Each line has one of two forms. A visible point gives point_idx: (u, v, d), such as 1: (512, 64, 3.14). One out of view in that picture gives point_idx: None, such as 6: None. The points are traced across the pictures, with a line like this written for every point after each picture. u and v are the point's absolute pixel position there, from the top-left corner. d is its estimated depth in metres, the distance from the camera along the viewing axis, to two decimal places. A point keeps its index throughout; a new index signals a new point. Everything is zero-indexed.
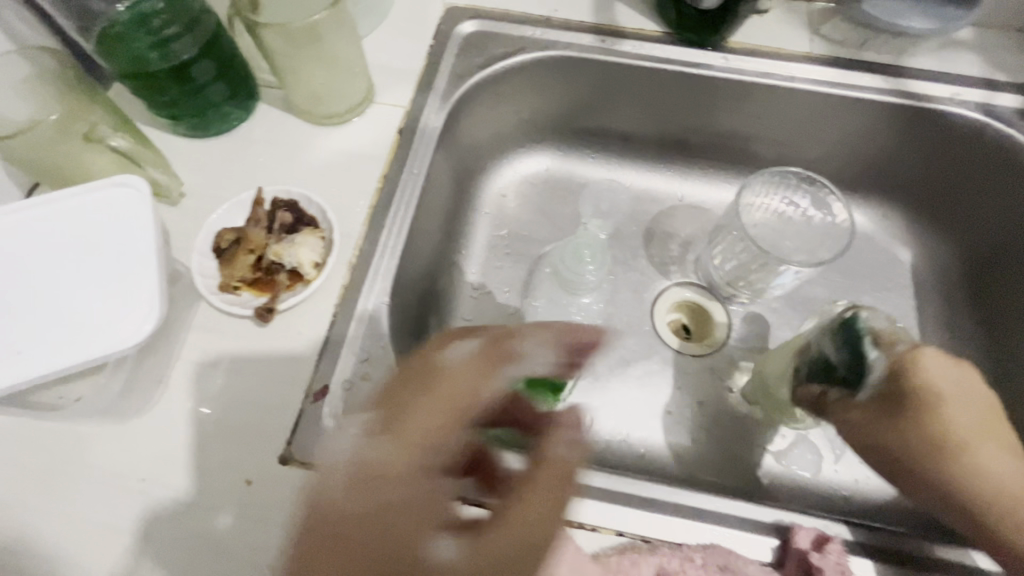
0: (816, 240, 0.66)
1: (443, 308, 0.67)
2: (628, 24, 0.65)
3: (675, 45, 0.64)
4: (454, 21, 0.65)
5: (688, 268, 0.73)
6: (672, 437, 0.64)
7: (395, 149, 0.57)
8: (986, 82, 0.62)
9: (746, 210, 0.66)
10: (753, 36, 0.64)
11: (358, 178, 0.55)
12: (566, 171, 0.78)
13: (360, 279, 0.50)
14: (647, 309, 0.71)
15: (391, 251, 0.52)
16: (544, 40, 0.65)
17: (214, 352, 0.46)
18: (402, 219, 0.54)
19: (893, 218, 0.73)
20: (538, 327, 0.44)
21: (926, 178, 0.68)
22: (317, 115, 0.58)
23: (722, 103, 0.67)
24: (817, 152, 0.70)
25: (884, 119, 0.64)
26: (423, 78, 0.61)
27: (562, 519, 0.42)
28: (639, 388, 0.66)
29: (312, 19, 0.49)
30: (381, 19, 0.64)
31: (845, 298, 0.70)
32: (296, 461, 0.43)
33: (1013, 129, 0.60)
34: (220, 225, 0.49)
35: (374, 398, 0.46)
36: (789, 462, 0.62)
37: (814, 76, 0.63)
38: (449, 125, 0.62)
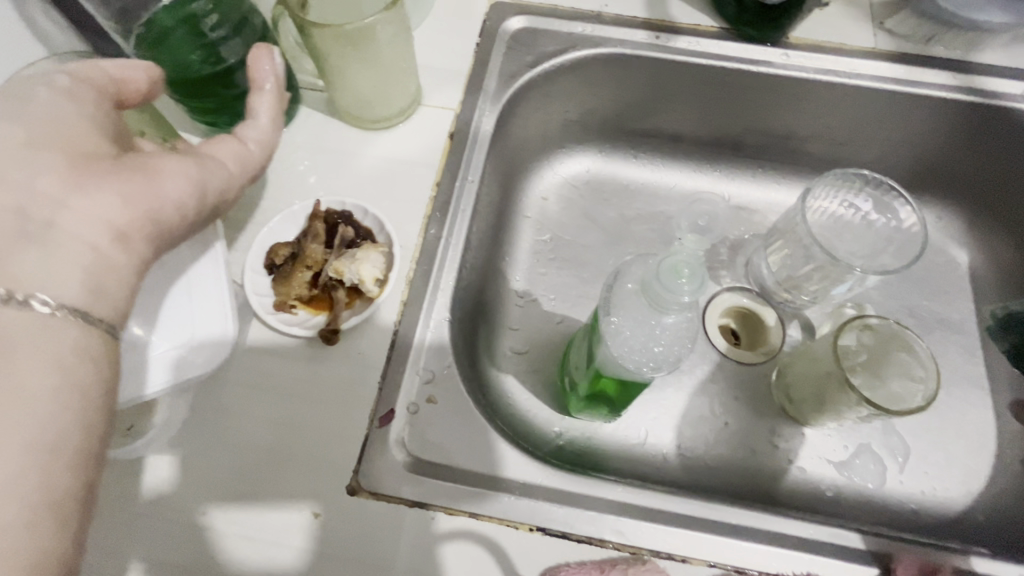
0: (881, 246, 0.64)
1: (490, 318, 0.64)
2: (682, 18, 0.62)
3: (731, 40, 0.61)
4: (501, 17, 0.62)
5: (739, 272, 0.71)
6: (730, 448, 0.62)
7: (448, 155, 0.54)
8: None
9: (810, 214, 0.63)
10: (815, 31, 0.61)
11: (411, 185, 0.52)
12: (609, 172, 0.75)
13: (421, 295, 0.47)
14: (698, 315, 0.69)
15: (450, 263, 0.49)
16: (596, 37, 0.62)
17: (272, 374, 0.44)
18: (459, 229, 0.51)
19: (949, 218, 0.71)
20: (625, 347, 0.41)
21: (989, 177, 0.66)
22: (364, 120, 0.55)
23: (779, 101, 0.64)
24: (873, 151, 0.68)
25: (950, 117, 0.61)
26: (472, 78, 0.58)
27: (652, 550, 0.40)
28: (694, 398, 0.64)
29: (366, 22, 0.46)
30: (426, 16, 0.61)
31: (905, 302, 0.68)
32: (366, 492, 0.40)
33: None
34: (272, 239, 0.46)
35: (441, 423, 0.44)
36: (852, 473, 0.60)
37: (879, 72, 0.60)
38: (499, 128, 0.59)
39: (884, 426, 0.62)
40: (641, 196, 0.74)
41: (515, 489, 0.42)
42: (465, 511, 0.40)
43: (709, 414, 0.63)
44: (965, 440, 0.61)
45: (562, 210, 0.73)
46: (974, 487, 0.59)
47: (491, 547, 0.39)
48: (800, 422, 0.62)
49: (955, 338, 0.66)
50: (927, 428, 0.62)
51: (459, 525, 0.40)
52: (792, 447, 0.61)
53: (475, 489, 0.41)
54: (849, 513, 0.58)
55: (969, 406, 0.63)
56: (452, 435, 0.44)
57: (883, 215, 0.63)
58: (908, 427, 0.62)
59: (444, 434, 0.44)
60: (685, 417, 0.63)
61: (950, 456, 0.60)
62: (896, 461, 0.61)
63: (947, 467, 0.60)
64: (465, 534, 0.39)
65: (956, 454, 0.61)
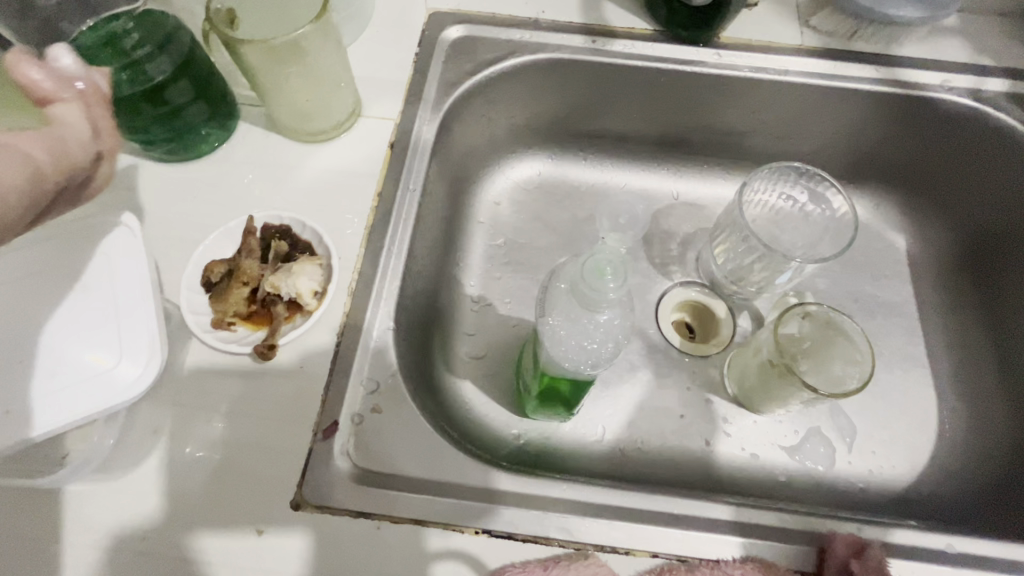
0: (818, 236, 0.66)
1: (444, 325, 0.64)
2: (618, 22, 0.63)
3: (665, 42, 0.63)
4: (440, 27, 0.62)
5: (689, 267, 0.72)
6: (685, 440, 0.63)
7: (389, 165, 0.54)
8: (974, 67, 0.62)
9: (746, 207, 0.65)
10: (745, 30, 0.63)
11: (351, 197, 0.53)
12: (560, 174, 0.76)
13: (363, 305, 0.47)
14: (651, 311, 0.70)
15: (392, 273, 0.50)
16: (533, 42, 0.63)
17: (212, 393, 0.43)
18: (401, 238, 0.51)
19: (886, 205, 0.73)
20: (562, 350, 0.42)
21: (919, 164, 0.68)
22: (303, 133, 0.55)
23: (715, 98, 0.66)
24: (810, 144, 0.70)
25: (876, 108, 0.64)
26: (412, 88, 0.59)
27: (596, 544, 0.40)
28: (650, 393, 0.65)
29: (297, 33, 0.47)
30: (364, 28, 0.62)
31: (848, 288, 0.70)
32: (311, 506, 0.41)
33: (1004, 113, 0.61)
34: (208, 257, 0.46)
35: (386, 433, 0.44)
36: (803, 457, 0.62)
37: (807, 68, 0.62)
38: (441, 136, 0.59)
39: (830, 409, 0.64)
40: (591, 197, 0.76)
41: (460, 494, 0.42)
42: (411, 518, 0.41)
43: (664, 408, 0.64)
44: (908, 418, 0.63)
45: (514, 215, 0.74)
46: (919, 464, 0.61)
47: (436, 552, 0.40)
48: (749, 410, 0.64)
49: (896, 320, 0.68)
50: (873, 409, 0.64)
51: (404, 532, 0.40)
52: (743, 435, 0.63)
53: (421, 496, 0.42)
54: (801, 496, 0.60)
55: (912, 386, 0.65)
56: (398, 444, 0.44)
57: (817, 205, 0.65)
58: (854, 409, 0.64)
59: (390, 443, 0.44)
60: (641, 412, 0.64)
61: (893, 435, 0.63)
62: (844, 443, 0.63)
63: (892, 446, 0.62)
64: (410, 541, 0.40)
65: (900, 432, 0.63)
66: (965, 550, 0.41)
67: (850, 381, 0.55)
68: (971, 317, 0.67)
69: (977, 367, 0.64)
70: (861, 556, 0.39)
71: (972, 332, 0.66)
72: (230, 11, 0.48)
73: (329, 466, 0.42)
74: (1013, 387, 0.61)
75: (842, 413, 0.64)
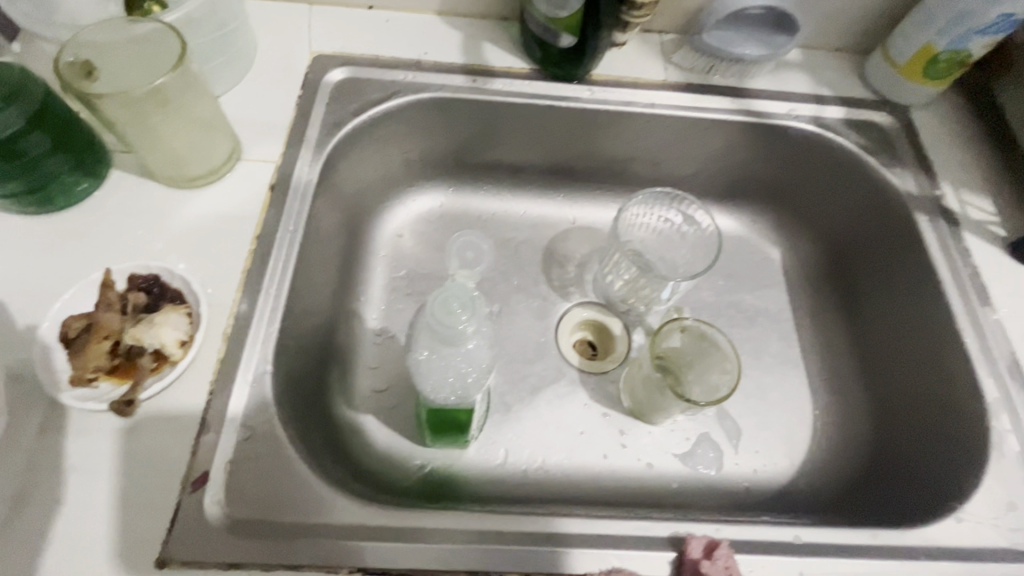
0: (694, 252, 0.71)
1: (343, 361, 0.65)
2: (496, 62, 0.67)
3: (542, 79, 0.67)
4: (323, 69, 0.64)
5: (586, 288, 0.76)
6: (585, 456, 0.65)
7: (268, 207, 0.55)
8: (815, 97, 0.69)
9: (626, 230, 0.71)
10: (614, 68, 0.69)
11: (228, 241, 0.52)
12: (460, 205, 0.78)
13: (238, 350, 0.47)
14: (551, 333, 0.73)
15: (270, 316, 0.50)
16: (416, 83, 0.65)
17: (68, 454, 0.42)
18: (280, 280, 0.52)
19: (761, 222, 0.79)
20: (429, 384, 0.43)
21: (783, 184, 0.75)
22: (178, 178, 0.54)
23: (594, 130, 0.70)
24: (686, 168, 0.75)
25: (736, 135, 0.70)
26: (293, 130, 0.60)
27: (469, 571, 0.42)
28: (550, 413, 0.67)
29: (157, 82, 0.47)
30: (245, 73, 0.62)
31: (731, 299, 0.75)
32: (176, 563, 0.39)
33: (843, 136, 0.68)
34: (66, 313, 0.45)
35: (262, 479, 0.44)
36: (695, 463, 0.65)
37: (671, 101, 0.68)
38: (326, 175, 0.60)
39: (717, 413, 0.68)
40: (491, 226, 0.78)
41: (337, 534, 0.42)
42: (284, 564, 0.40)
43: (564, 427, 0.67)
44: (786, 418, 0.68)
45: (415, 246, 0.75)
46: (797, 460, 0.66)
47: None
48: (644, 421, 0.67)
49: (773, 327, 0.74)
50: (755, 411, 0.69)
51: None
52: (639, 446, 0.66)
53: (295, 542, 0.41)
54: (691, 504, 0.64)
55: (789, 386, 0.70)
56: (275, 488, 0.44)
57: (690, 225, 0.71)
58: (739, 414, 0.68)
59: (266, 488, 0.44)
60: (541, 432, 0.66)
61: (777, 434, 0.67)
62: (731, 446, 0.67)
63: (774, 446, 0.67)
64: None
65: (780, 431, 0.68)
66: (811, 540, 0.45)
67: (724, 386, 0.60)
68: (837, 321, 0.73)
69: (842, 366, 0.70)
70: (711, 555, 0.41)
71: (839, 335, 0.72)
72: (86, 62, 0.48)
73: (199, 518, 0.41)
74: (871, 382, 0.67)
75: (728, 417, 0.68)
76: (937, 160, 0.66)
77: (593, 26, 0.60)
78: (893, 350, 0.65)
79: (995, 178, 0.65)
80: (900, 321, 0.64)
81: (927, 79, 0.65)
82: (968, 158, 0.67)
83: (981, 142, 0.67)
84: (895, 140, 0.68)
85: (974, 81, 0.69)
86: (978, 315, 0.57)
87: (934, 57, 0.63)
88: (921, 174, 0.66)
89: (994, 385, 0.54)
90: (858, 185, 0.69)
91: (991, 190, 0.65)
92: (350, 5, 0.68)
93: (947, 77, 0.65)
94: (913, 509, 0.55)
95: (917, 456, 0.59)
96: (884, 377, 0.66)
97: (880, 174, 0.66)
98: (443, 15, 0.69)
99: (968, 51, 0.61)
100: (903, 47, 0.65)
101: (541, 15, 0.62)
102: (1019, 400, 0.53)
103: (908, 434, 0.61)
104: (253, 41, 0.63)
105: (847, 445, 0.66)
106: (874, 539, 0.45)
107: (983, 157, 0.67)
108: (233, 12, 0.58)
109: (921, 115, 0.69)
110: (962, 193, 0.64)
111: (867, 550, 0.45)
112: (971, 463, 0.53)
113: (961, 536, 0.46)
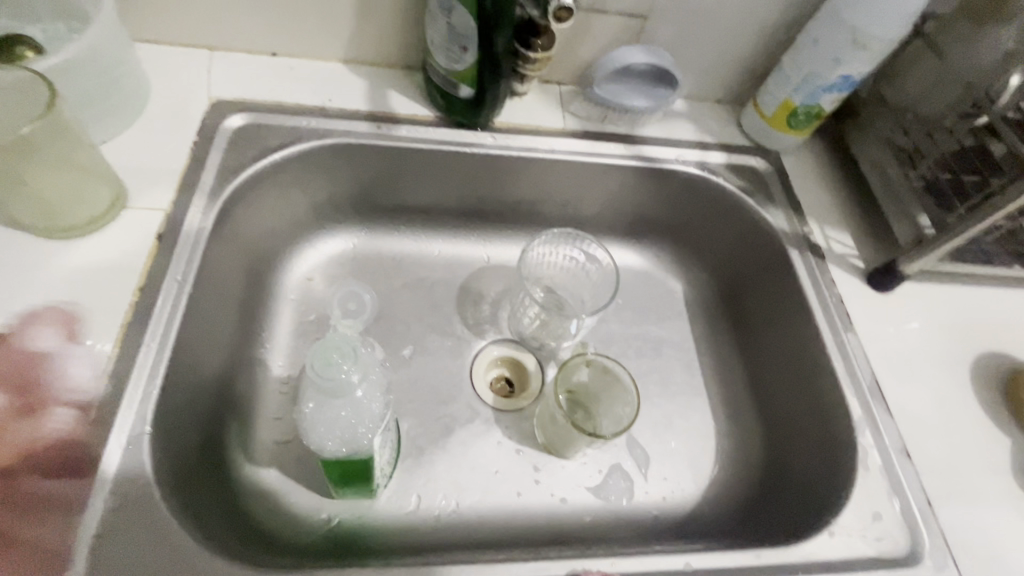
0: (598, 288, 0.76)
1: (243, 412, 0.62)
2: (402, 110, 0.69)
3: (446, 126, 0.70)
4: (221, 115, 0.63)
5: (501, 326, 0.77)
6: (499, 495, 0.65)
7: (154, 257, 0.53)
8: (700, 144, 0.76)
9: (533, 270, 0.75)
10: (516, 116, 0.72)
11: (107, 294, 0.50)
12: (374, 247, 0.78)
13: (112, 410, 0.45)
14: (466, 372, 0.73)
15: (149, 372, 0.47)
16: (320, 129, 0.66)
17: None
18: (164, 333, 0.49)
19: (664, 256, 0.84)
20: (321, 438, 0.43)
21: (679, 222, 0.80)
22: (50, 229, 0.51)
23: (500, 173, 0.73)
24: (591, 208, 0.79)
25: (632, 178, 0.75)
26: (187, 177, 0.58)
27: None
28: (464, 454, 0.67)
29: (22, 131, 0.45)
30: (135, 118, 0.61)
31: (638, 330, 0.79)
32: None
33: (725, 179, 0.75)
34: None
35: (136, 551, 0.41)
36: (607, 494, 0.67)
37: (570, 147, 0.72)
38: (222, 222, 0.59)
39: (626, 442, 0.70)
40: (405, 266, 0.78)
41: None
42: None
43: (478, 466, 0.66)
44: (692, 443, 0.72)
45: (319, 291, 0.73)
46: (702, 484, 0.69)
47: None
48: (557, 455, 0.68)
49: (678, 356, 0.78)
50: (663, 439, 0.71)
51: None
52: (552, 481, 0.67)
53: None
54: (603, 537, 0.65)
55: (693, 412, 0.74)
56: (145, 562, 0.41)
57: (592, 263, 0.75)
58: (648, 442, 0.71)
59: (137, 561, 0.41)
60: (454, 474, 0.65)
61: (683, 460, 0.70)
62: (641, 475, 0.69)
63: (681, 472, 0.70)
64: None
65: (685, 457, 0.71)
66: (700, 566, 0.47)
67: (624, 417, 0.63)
68: (733, 348, 0.78)
69: (739, 390, 0.75)
70: None
71: (736, 361, 0.77)
72: None
73: None
74: (764, 404, 0.72)
75: (637, 447, 0.70)
76: (805, 201, 0.74)
77: (490, 78, 0.63)
78: (779, 374, 0.70)
79: (854, 215, 0.74)
80: (783, 347, 0.70)
81: (791, 129, 0.73)
82: (831, 198, 0.75)
83: (841, 183, 0.76)
84: (769, 183, 0.75)
85: (833, 130, 0.78)
86: (844, 340, 0.63)
87: (794, 110, 0.71)
88: (792, 213, 0.73)
89: (858, 404, 0.60)
90: (741, 222, 0.75)
91: (852, 226, 0.73)
92: (251, 51, 0.68)
93: (807, 128, 0.73)
94: (799, 524, 0.59)
95: (802, 473, 0.64)
96: (774, 399, 0.71)
97: (757, 213, 0.73)
98: (348, 64, 0.71)
99: (820, 105, 0.69)
100: (770, 101, 0.73)
101: (442, 67, 0.65)
102: (880, 416, 0.59)
103: (795, 453, 0.66)
104: (145, 86, 0.62)
105: (746, 466, 0.70)
106: (757, 559, 0.48)
107: (843, 197, 0.75)
108: (119, 59, 0.57)
109: (791, 161, 0.77)
110: (827, 229, 0.72)
111: (750, 570, 0.47)
112: (843, 477, 0.57)
113: (834, 547, 0.50)
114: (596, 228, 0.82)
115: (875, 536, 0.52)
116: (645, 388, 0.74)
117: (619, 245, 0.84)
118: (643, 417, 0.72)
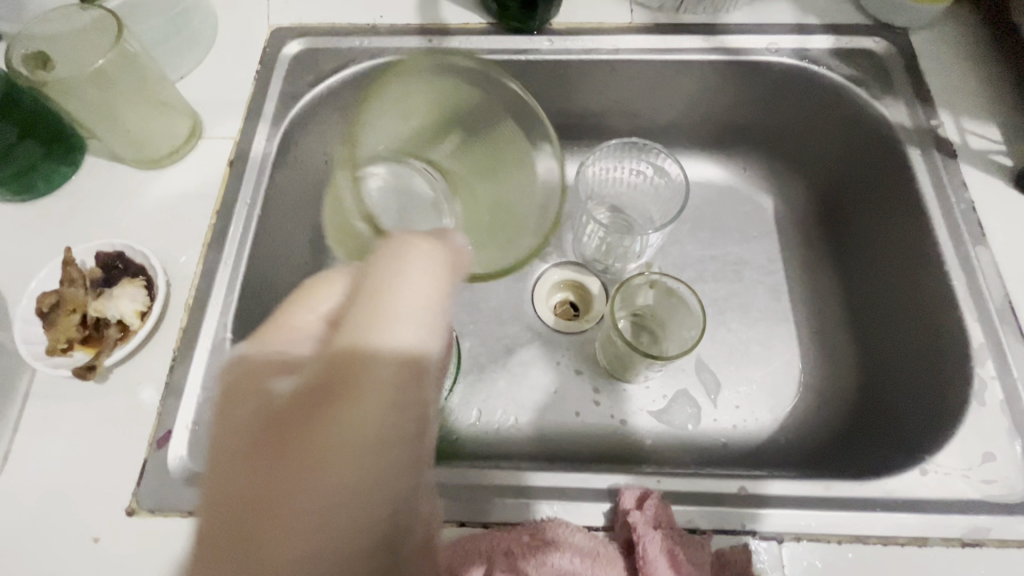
0: (668, 203, 0.69)
1: None
2: (453, 20, 0.65)
3: (500, 33, 0.65)
4: (280, 42, 0.65)
5: (565, 248, 0.74)
6: (558, 414, 0.66)
7: (227, 183, 0.57)
8: (800, 27, 0.64)
9: (597, 187, 0.71)
10: (577, 15, 0.65)
11: (191, 217, 0.55)
12: None
13: (199, 319, 0.50)
14: (528, 294, 0.72)
15: (227, 286, 0.52)
16: (373, 49, 0.65)
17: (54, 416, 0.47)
18: (239, 252, 0.54)
19: (752, 168, 0.74)
20: None
21: (771, 127, 0.70)
22: (142, 160, 0.57)
23: (561, 83, 0.68)
24: (664, 116, 0.71)
25: (713, 76, 0.66)
26: (252, 106, 0.61)
27: None
28: (524, 373, 0.68)
29: (98, 64, 0.50)
30: (206, 52, 0.64)
31: (716, 252, 0.72)
32: (143, 511, 0.44)
33: (830, 69, 0.62)
34: (43, 290, 0.49)
35: None
36: (670, 419, 0.64)
37: (638, 45, 0.64)
38: (286, 148, 0.62)
39: (694, 368, 0.66)
40: None
41: None
42: None
43: (538, 386, 0.67)
44: (771, 372, 0.66)
45: None
46: (780, 415, 0.64)
47: None
48: (619, 378, 0.66)
49: (761, 279, 0.70)
50: (738, 367, 0.66)
51: None
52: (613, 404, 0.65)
53: None
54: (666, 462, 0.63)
55: (775, 340, 0.67)
56: None
57: (663, 177, 0.69)
58: (719, 370, 0.66)
59: None
60: (514, 392, 0.66)
61: (760, 390, 0.65)
62: (709, 402, 0.65)
63: (756, 401, 0.64)
64: None
65: (762, 386, 0.65)
66: (757, 492, 0.44)
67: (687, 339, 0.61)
68: (830, 271, 0.69)
69: (834, 317, 0.66)
70: (642, 506, 0.41)
71: (832, 284, 0.68)
72: (38, 53, 0.51)
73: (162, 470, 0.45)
74: (863, 332, 0.63)
75: (707, 373, 0.66)
76: (937, 88, 0.60)
77: None
78: (885, 298, 0.61)
79: (1005, 103, 0.59)
80: (892, 267, 0.60)
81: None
82: (974, 82, 0.60)
83: (992, 63, 0.60)
84: (890, 69, 0.61)
85: None
86: (971, 256, 0.52)
87: None
88: (918, 104, 0.60)
89: (982, 330, 0.50)
90: (848, 121, 0.63)
91: (1000, 117, 0.58)
92: None
93: None
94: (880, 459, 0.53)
95: (899, 407, 0.56)
96: (875, 327, 0.62)
97: (870, 108, 0.61)
98: None
99: None
100: None
101: None
102: (1009, 345, 0.49)
103: (895, 384, 0.58)
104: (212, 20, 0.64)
105: (835, 399, 0.63)
106: (827, 491, 0.44)
107: (992, 80, 0.60)
108: None
109: (922, 39, 0.62)
110: (964, 122, 0.58)
111: (818, 502, 0.43)
112: (952, 413, 0.49)
113: (926, 486, 0.44)
114: (671, 140, 0.75)
115: (984, 479, 0.44)
116: (719, 313, 0.68)
117: (698, 158, 0.75)
118: (715, 344, 0.67)
